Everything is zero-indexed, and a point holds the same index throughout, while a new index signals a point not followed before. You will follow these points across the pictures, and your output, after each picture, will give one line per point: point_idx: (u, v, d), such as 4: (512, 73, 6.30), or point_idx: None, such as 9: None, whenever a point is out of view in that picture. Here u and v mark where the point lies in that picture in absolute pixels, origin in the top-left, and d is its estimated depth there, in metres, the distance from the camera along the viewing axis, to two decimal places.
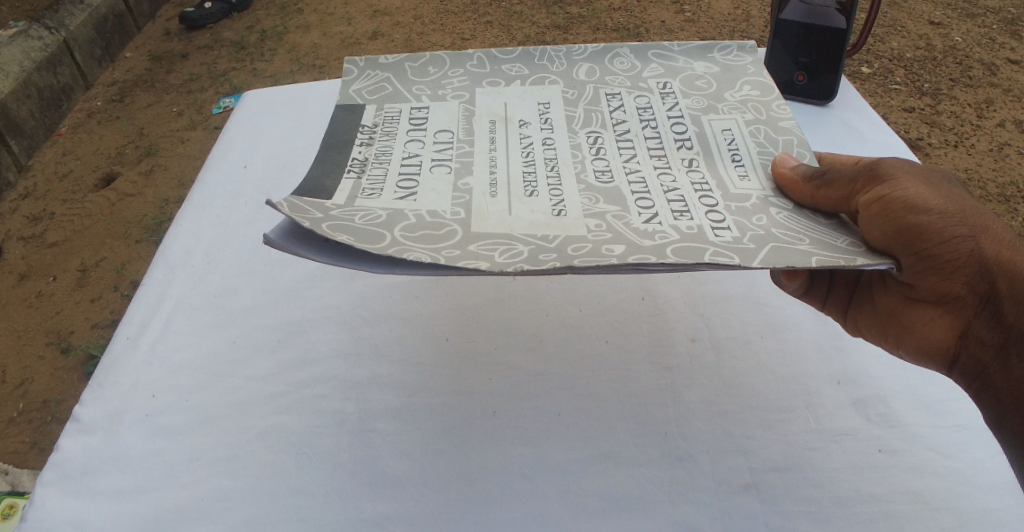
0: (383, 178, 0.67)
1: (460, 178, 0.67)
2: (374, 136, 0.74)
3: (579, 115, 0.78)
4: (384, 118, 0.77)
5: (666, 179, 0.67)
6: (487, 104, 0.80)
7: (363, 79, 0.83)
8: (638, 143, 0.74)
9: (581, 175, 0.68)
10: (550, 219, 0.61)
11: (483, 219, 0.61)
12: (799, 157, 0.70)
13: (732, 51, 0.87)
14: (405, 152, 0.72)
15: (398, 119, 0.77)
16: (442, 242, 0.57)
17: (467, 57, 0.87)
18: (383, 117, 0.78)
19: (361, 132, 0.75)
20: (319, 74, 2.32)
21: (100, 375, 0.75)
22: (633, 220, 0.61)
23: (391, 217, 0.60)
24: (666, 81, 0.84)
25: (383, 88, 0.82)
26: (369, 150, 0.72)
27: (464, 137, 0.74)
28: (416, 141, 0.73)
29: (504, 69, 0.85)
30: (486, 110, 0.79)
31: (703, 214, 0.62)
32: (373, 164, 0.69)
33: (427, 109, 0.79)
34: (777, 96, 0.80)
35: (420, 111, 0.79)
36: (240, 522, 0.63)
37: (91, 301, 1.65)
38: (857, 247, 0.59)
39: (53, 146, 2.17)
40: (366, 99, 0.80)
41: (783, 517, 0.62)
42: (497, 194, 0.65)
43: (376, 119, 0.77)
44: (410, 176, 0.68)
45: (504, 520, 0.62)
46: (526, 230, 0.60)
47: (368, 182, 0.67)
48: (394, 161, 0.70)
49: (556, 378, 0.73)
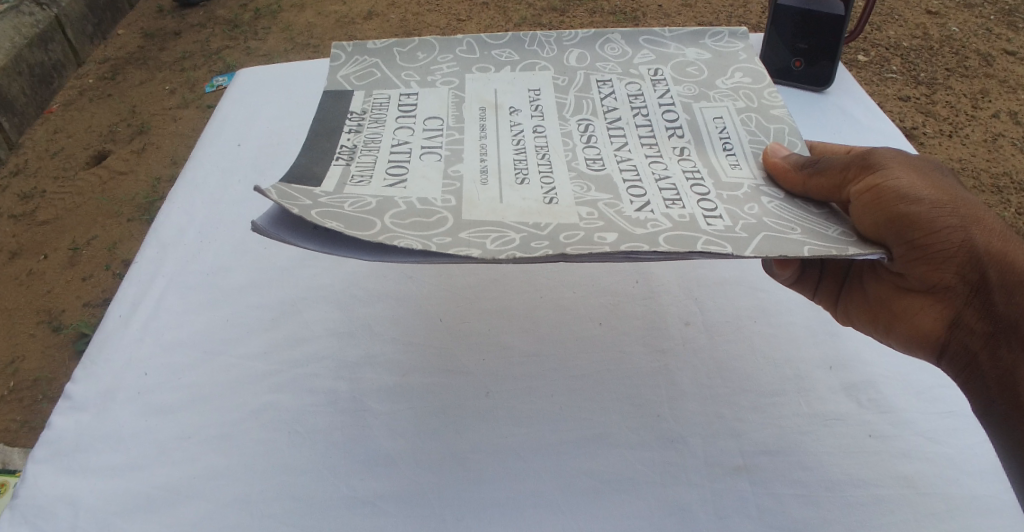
0: (372, 165, 0.67)
1: (451, 165, 0.67)
2: (363, 123, 0.74)
3: (570, 102, 0.78)
4: (373, 105, 0.77)
5: (657, 167, 0.67)
6: (477, 90, 0.79)
7: (351, 65, 0.83)
8: (630, 131, 0.73)
9: (573, 163, 0.68)
10: (541, 207, 0.61)
11: (475, 206, 0.61)
12: (790, 145, 0.70)
13: (723, 37, 0.87)
14: (394, 139, 0.71)
15: (387, 106, 0.77)
16: (433, 229, 0.57)
17: (457, 42, 0.86)
18: (372, 104, 0.77)
19: (349, 118, 0.74)
20: (313, 53, 2.30)
21: (93, 353, 0.75)
22: (625, 208, 0.61)
23: (382, 204, 0.60)
24: (657, 68, 0.83)
25: (371, 73, 0.82)
26: (358, 137, 0.71)
27: (454, 123, 0.74)
28: (406, 128, 0.73)
29: (494, 55, 0.85)
30: (476, 97, 0.78)
31: (694, 202, 0.62)
32: (362, 151, 0.69)
33: (416, 95, 0.78)
34: (768, 83, 0.79)
35: (409, 98, 0.78)
36: (233, 499, 0.63)
37: (83, 279, 1.64)
38: (848, 236, 0.59)
39: (44, 123, 2.15)
40: (354, 85, 0.80)
41: (775, 499, 0.62)
42: (488, 182, 0.64)
43: (365, 106, 0.76)
44: (400, 163, 0.67)
45: (496, 500, 0.62)
46: (518, 217, 0.59)
47: (357, 169, 0.66)
48: (383, 148, 0.69)
49: (549, 360, 0.73)
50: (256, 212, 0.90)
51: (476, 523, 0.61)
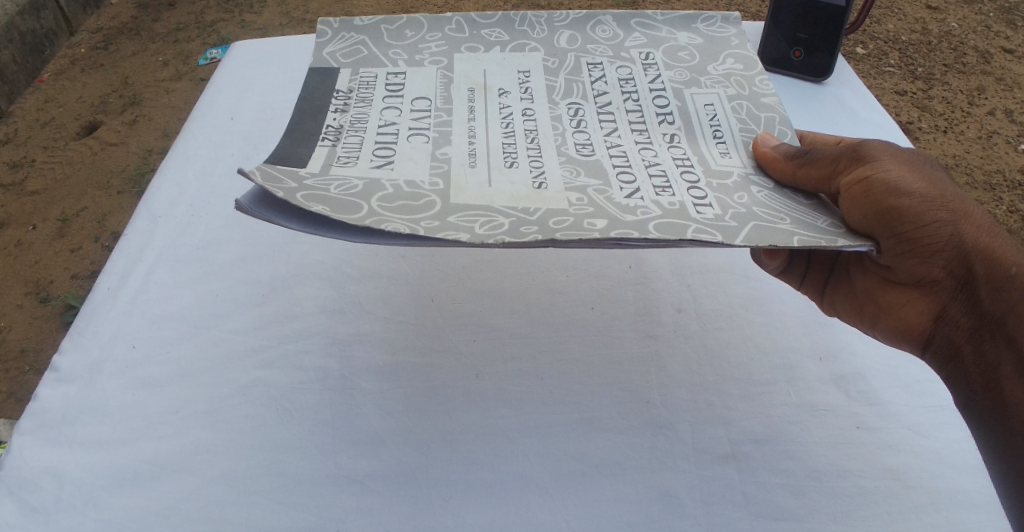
0: (359, 146, 0.65)
1: (439, 147, 0.66)
2: (349, 102, 0.73)
3: (560, 85, 0.77)
4: (360, 83, 0.76)
5: (647, 154, 0.67)
6: (466, 71, 0.78)
7: (338, 42, 0.82)
8: (620, 117, 0.73)
9: (563, 148, 0.67)
10: (531, 192, 0.61)
11: (463, 190, 0.60)
12: (780, 135, 0.70)
13: (715, 22, 0.87)
14: (381, 120, 0.70)
15: (374, 85, 0.76)
16: (422, 212, 0.56)
17: (446, 22, 0.85)
18: (359, 82, 0.76)
19: (335, 98, 0.73)
20: (308, 27, 2.26)
21: (80, 325, 0.75)
22: (614, 194, 0.61)
23: (368, 188, 0.59)
24: (648, 52, 0.83)
25: (359, 52, 0.81)
26: (344, 117, 0.70)
27: (443, 105, 0.73)
28: (393, 109, 0.72)
29: (483, 35, 0.84)
30: (465, 78, 0.77)
31: (684, 190, 0.61)
32: (349, 132, 0.68)
33: (404, 75, 0.77)
34: (759, 72, 0.79)
35: (397, 77, 0.77)
36: (220, 475, 0.63)
37: (71, 251, 1.62)
38: (836, 226, 0.59)
39: (35, 92, 2.11)
40: (342, 63, 0.79)
41: (760, 487, 0.62)
42: (477, 165, 0.64)
43: (352, 85, 0.76)
44: (388, 145, 0.66)
45: (484, 481, 0.63)
46: (506, 203, 0.59)
47: (343, 151, 0.65)
48: (370, 130, 0.68)
49: (538, 343, 0.73)
50: (249, 187, 0.89)
51: (463, 503, 0.61)
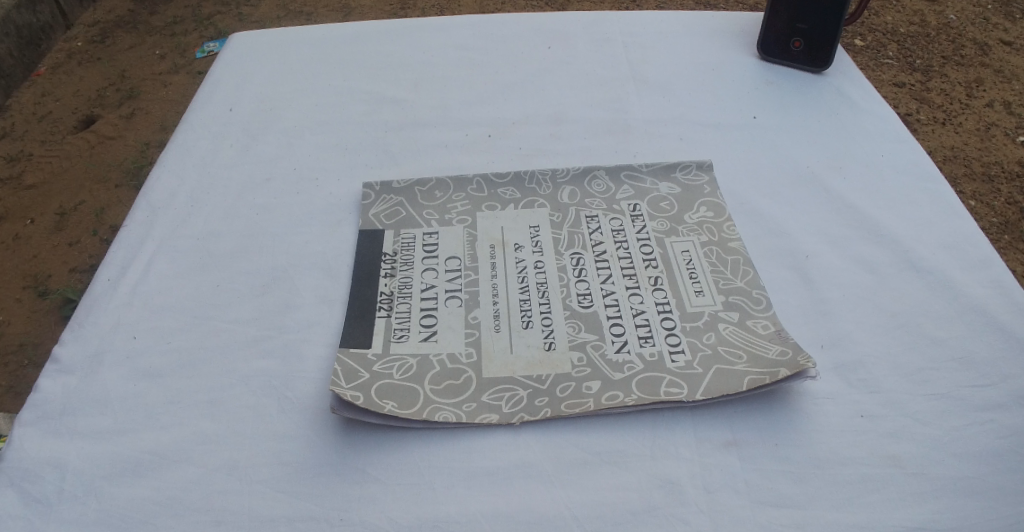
0: (409, 314, 0.73)
1: (470, 310, 0.73)
2: (396, 265, 0.78)
3: (564, 238, 0.81)
4: (402, 244, 0.80)
5: (634, 300, 0.74)
6: (488, 228, 0.82)
7: (378, 203, 0.85)
8: (614, 266, 0.78)
9: (568, 301, 0.74)
10: (544, 353, 0.69)
11: (492, 359, 0.69)
12: (753, 282, 0.76)
13: (691, 170, 0.89)
14: (422, 284, 0.76)
15: (414, 246, 0.80)
16: (464, 391, 0.67)
17: (468, 181, 0.87)
18: (400, 243, 0.80)
19: (383, 261, 0.79)
20: (306, 20, 2.25)
21: (80, 315, 0.74)
22: (608, 348, 0.70)
23: (422, 368, 0.68)
24: (636, 204, 0.85)
25: (397, 210, 0.84)
26: (393, 282, 0.77)
27: (470, 263, 0.78)
28: (431, 271, 0.77)
29: (500, 193, 0.86)
30: (486, 234, 0.81)
31: (662, 338, 0.71)
32: (398, 298, 0.75)
33: (437, 234, 0.81)
34: (729, 218, 0.83)
35: (431, 236, 0.81)
36: (222, 464, 0.63)
37: (69, 245, 1.62)
38: (786, 353, 0.68)
39: (31, 86, 2.10)
40: (385, 222, 0.83)
41: (761, 474, 0.62)
42: (500, 327, 0.72)
43: (394, 246, 0.80)
44: (430, 310, 0.74)
45: (485, 469, 0.62)
46: (527, 366, 0.69)
47: (397, 321, 0.73)
48: (415, 295, 0.75)
49: (538, 326, 0.72)
50: (249, 178, 0.89)
51: (465, 492, 0.61)
